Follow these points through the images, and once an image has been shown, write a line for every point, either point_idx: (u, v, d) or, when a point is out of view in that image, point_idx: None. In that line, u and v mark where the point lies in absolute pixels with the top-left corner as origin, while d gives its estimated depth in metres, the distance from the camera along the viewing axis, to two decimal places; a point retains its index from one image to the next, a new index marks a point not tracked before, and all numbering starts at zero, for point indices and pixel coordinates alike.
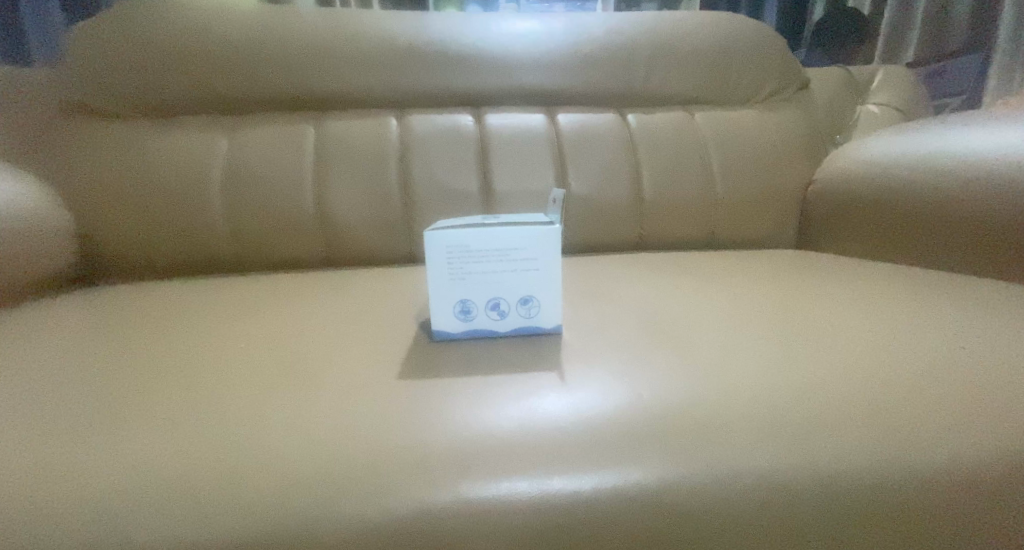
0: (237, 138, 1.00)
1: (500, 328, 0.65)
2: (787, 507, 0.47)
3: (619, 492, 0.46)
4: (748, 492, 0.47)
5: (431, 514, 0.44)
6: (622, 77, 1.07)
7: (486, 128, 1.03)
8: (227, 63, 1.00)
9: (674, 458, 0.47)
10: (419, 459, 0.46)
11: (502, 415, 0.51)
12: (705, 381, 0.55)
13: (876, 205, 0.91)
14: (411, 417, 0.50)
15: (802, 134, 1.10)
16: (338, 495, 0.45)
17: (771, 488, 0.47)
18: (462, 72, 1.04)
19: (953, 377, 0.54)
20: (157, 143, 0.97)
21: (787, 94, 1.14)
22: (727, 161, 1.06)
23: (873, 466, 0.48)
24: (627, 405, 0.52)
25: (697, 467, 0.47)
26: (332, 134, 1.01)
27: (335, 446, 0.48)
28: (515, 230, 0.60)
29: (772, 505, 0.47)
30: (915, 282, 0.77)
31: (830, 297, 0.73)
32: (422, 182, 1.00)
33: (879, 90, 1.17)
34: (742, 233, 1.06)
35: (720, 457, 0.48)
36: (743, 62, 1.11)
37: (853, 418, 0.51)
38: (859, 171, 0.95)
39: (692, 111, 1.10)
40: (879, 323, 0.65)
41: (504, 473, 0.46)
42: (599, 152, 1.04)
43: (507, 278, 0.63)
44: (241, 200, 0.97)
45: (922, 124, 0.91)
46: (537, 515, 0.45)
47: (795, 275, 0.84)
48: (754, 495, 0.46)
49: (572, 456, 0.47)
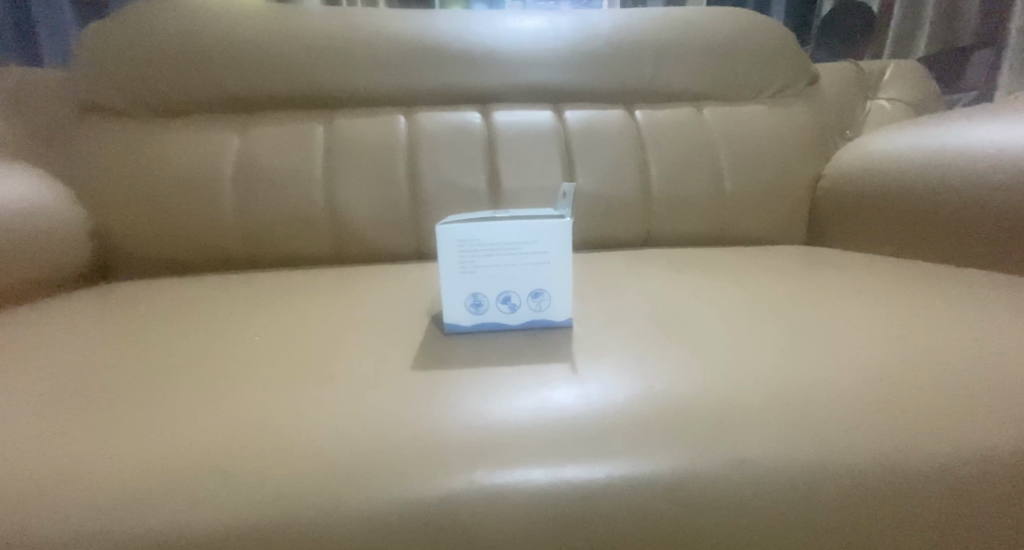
0: (247, 137, 1.00)
1: (511, 322, 0.65)
2: (799, 498, 0.47)
3: (631, 482, 0.46)
4: (759, 484, 0.47)
5: (444, 504, 0.45)
6: (630, 74, 1.07)
7: (494, 124, 1.04)
8: (238, 62, 1.01)
9: (686, 449, 0.48)
10: (432, 450, 0.47)
11: (514, 405, 0.51)
12: (716, 375, 0.55)
13: (887, 200, 0.90)
14: (424, 409, 0.51)
15: (812, 129, 1.10)
16: (351, 486, 0.45)
17: (784, 481, 0.47)
18: (470, 69, 1.05)
19: (964, 374, 0.54)
20: (169, 141, 0.98)
21: (797, 88, 1.13)
22: (736, 157, 1.06)
23: (885, 457, 0.48)
24: (639, 397, 0.52)
25: (710, 459, 0.47)
26: (341, 133, 1.01)
27: (352, 437, 0.48)
28: (525, 223, 0.61)
29: (785, 496, 0.47)
30: (925, 278, 0.77)
31: (841, 293, 0.73)
32: (430, 179, 1.01)
33: (889, 86, 1.16)
34: (752, 229, 1.06)
35: (732, 449, 0.48)
36: (752, 57, 1.11)
37: (867, 414, 0.51)
38: (871, 166, 0.95)
39: (702, 107, 1.10)
40: (891, 318, 0.65)
41: (516, 462, 0.46)
42: (607, 148, 1.04)
43: (518, 272, 0.63)
44: (251, 197, 0.98)
45: (933, 119, 0.91)
46: (549, 503, 0.45)
47: (806, 270, 0.83)
48: (768, 487, 0.47)
49: (584, 447, 0.48)
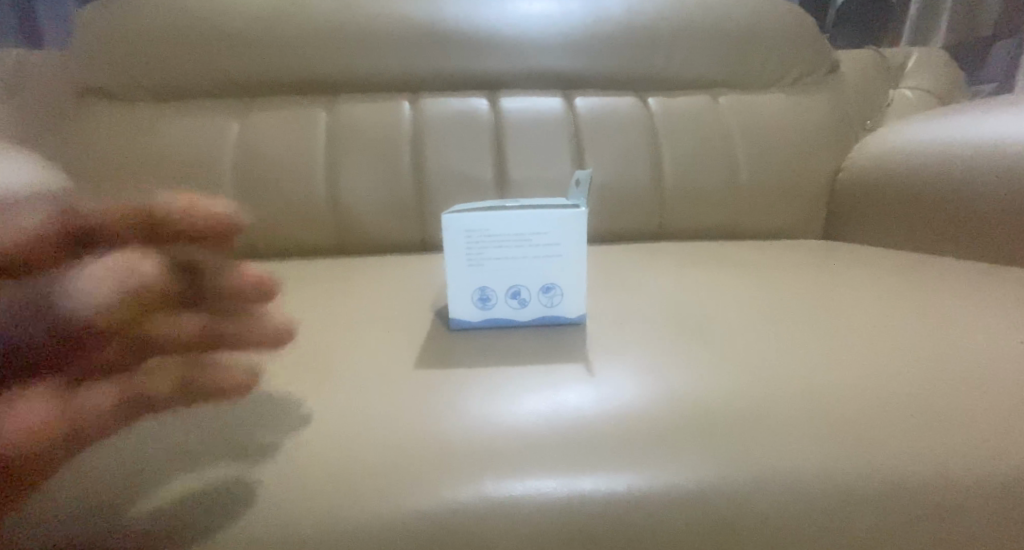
0: (248, 123, 0.97)
1: (521, 318, 0.62)
2: (829, 511, 0.44)
3: (651, 492, 0.43)
4: (789, 495, 0.44)
5: (451, 514, 0.42)
6: (642, 60, 1.04)
7: (502, 111, 1.01)
8: (239, 45, 0.98)
9: (710, 458, 0.45)
10: (440, 454, 0.44)
11: (526, 408, 0.48)
12: (738, 376, 0.52)
13: (910, 194, 0.87)
14: (431, 411, 0.48)
15: (831, 119, 1.07)
16: (353, 493, 0.42)
17: (814, 492, 0.44)
18: (478, 53, 1.01)
19: (1001, 378, 0.51)
20: (167, 126, 0.96)
21: (816, 77, 1.10)
22: (752, 147, 1.03)
23: (918, 466, 0.45)
24: (658, 400, 0.49)
25: (736, 469, 0.44)
26: (345, 119, 0.98)
27: (354, 441, 0.46)
28: (536, 213, 0.58)
29: (816, 508, 0.44)
30: (953, 275, 0.73)
31: (866, 290, 0.70)
32: (436, 167, 0.98)
33: (912, 74, 1.13)
34: (768, 222, 1.03)
35: (760, 458, 0.45)
36: (770, 44, 1.07)
37: (898, 420, 0.48)
38: (893, 157, 0.91)
39: (716, 95, 1.07)
40: (921, 317, 0.62)
41: (530, 470, 0.44)
42: (617, 137, 1.01)
43: (529, 265, 0.60)
44: (250, 184, 0.95)
45: (959, 109, 0.87)
46: (563, 514, 0.42)
47: (826, 266, 0.80)
48: (797, 498, 0.44)
49: (602, 454, 0.45)
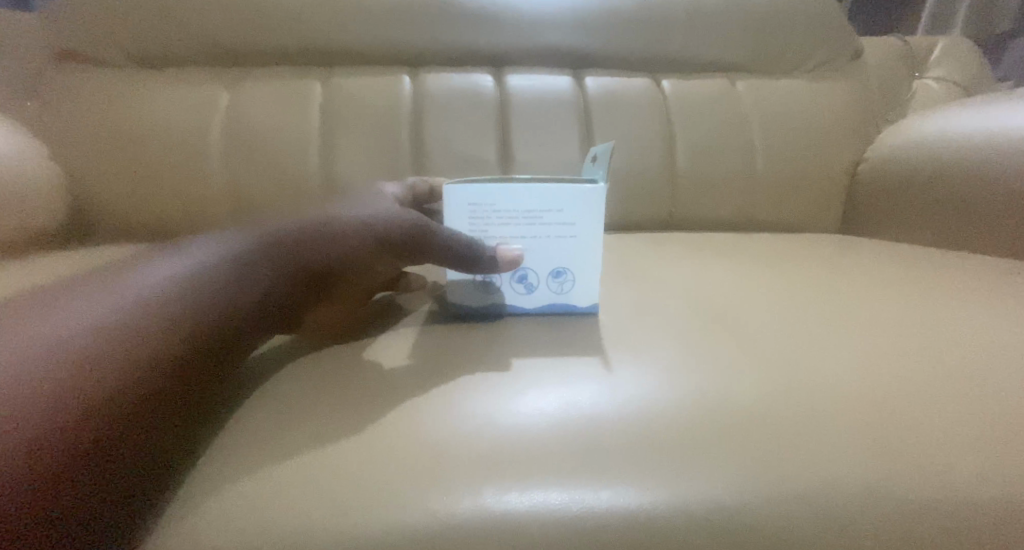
0: (239, 93, 0.92)
1: (527, 305, 0.58)
2: (871, 532, 0.39)
3: (672, 509, 0.38)
4: (824, 514, 0.39)
5: (447, 528, 0.37)
6: (655, 41, 1.00)
7: (508, 89, 0.96)
8: (233, 12, 0.93)
9: (737, 472, 0.40)
10: (437, 459, 0.40)
11: (535, 409, 0.44)
12: (766, 378, 0.48)
13: (935, 186, 0.82)
14: (429, 409, 0.44)
15: (852, 108, 1.02)
16: (337, 500, 0.37)
17: (853, 512, 0.39)
18: (484, 27, 0.97)
19: None
20: (154, 93, 0.90)
21: (837, 64, 1.05)
22: (768, 136, 0.98)
23: (964, 482, 0.41)
24: (679, 401, 0.45)
25: (766, 485, 0.40)
26: (342, 92, 0.93)
27: (341, 441, 0.41)
28: (548, 190, 0.53)
29: (856, 529, 0.39)
30: (984, 274, 0.69)
31: (893, 288, 0.65)
32: (437, 146, 0.93)
33: (935, 65, 1.08)
34: (783, 214, 0.98)
35: (792, 472, 0.40)
36: (788, 29, 1.03)
37: (940, 430, 0.43)
38: (919, 149, 0.87)
39: (732, 80, 1.02)
40: (955, 317, 0.58)
41: (537, 480, 0.39)
42: (629, 120, 0.96)
43: (539, 247, 0.55)
44: (239, 158, 0.89)
45: (989, 99, 0.83)
46: (573, 532, 0.37)
47: (849, 261, 0.75)
48: (834, 518, 0.39)
49: (617, 463, 0.40)
